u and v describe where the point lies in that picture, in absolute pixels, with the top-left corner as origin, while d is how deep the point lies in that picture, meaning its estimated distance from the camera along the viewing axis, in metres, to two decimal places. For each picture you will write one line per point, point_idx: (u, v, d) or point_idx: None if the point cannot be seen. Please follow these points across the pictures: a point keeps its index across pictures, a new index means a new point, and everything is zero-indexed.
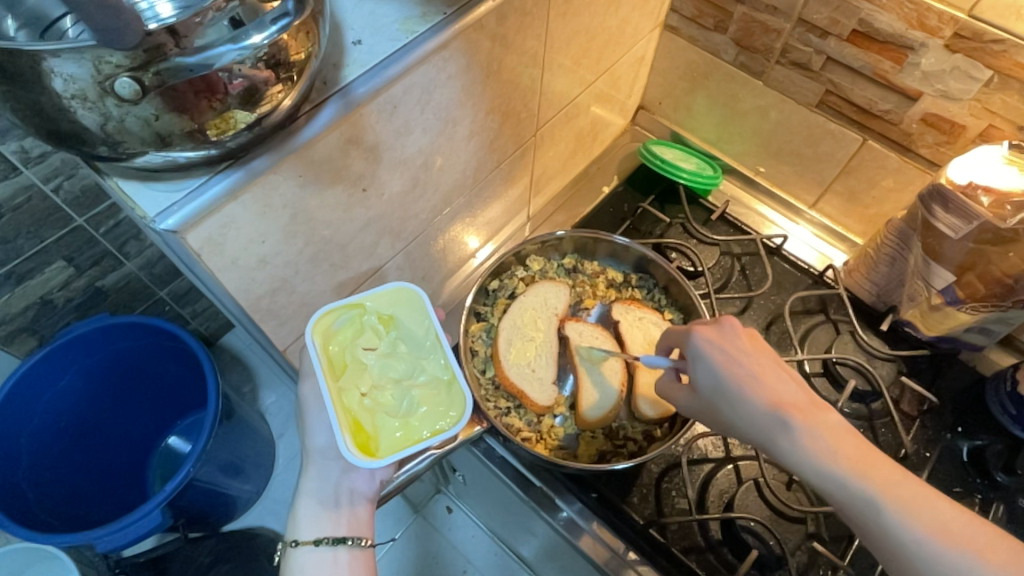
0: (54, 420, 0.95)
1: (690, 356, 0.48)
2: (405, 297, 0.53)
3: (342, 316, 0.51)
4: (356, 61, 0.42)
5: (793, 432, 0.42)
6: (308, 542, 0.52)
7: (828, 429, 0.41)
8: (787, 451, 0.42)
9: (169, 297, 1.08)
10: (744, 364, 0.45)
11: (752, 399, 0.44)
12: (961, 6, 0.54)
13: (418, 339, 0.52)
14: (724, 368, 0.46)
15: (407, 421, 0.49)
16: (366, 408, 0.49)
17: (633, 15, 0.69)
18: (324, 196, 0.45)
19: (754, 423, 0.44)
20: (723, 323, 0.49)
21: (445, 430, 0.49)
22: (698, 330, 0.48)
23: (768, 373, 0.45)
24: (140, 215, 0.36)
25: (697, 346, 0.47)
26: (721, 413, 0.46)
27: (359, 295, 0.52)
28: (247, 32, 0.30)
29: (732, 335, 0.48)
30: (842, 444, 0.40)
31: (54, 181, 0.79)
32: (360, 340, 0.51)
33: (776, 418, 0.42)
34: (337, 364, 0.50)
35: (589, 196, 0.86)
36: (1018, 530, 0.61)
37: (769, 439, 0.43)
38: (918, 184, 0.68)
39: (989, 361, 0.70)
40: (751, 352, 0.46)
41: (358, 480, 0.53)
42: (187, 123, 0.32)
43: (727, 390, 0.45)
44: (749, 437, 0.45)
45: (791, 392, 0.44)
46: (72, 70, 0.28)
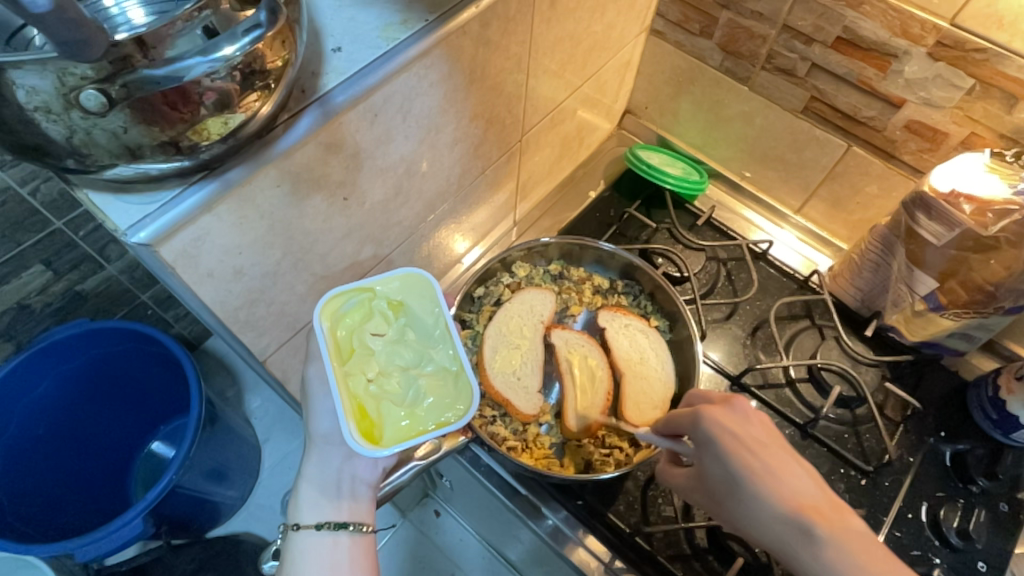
0: (32, 427, 0.93)
1: (700, 443, 0.48)
2: (416, 283, 0.50)
3: (350, 299, 0.48)
4: (335, 69, 0.42)
5: (813, 537, 0.40)
6: (310, 525, 0.49)
7: (853, 537, 0.40)
8: (809, 559, 0.40)
9: (152, 301, 1.07)
10: (757, 456, 0.45)
11: (767, 497, 0.43)
12: (943, 15, 0.54)
13: (427, 328, 0.49)
14: (734, 458, 0.45)
15: (413, 411, 0.46)
16: (373, 395, 0.45)
17: (619, 20, 0.69)
18: (303, 206, 0.44)
19: (771, 522, 0.42)
20: (733, 408, 0.48)
21: (452, 422, 0.46)
22: (709, 416, 0.48)
23: (782, 469, 0.44)
24: (111, 229, 0.35)
25: (708, 434, 0.47)
26: (733, 508, 0.45)
27: (368, 279, 0.49)
28: (219, 43, 0.29)
29: (745, 425, 0.47)
30: (867, 554, 0.39)
31: (31, 183, 0.77)
32: (368, 326, 0.48)
33: (796, 522, 0.41)
34: (343, 348, 0.46)
35: (576, 200, 0.86)
36: (999, 534, 0.62)
37: (787, 543, 0.41)
38: (901, 191, 0.69)
39: (971, 366, 0.71)
40: (764, 444, 0.46)
41: (362, 466, 0.51)
42: (157, 135, 0.31)
43: (738, 484, 0.44)
44: (766, 541, 0.43)
45: (808, 491, 0.43)
46: (35, 83, 0.27)
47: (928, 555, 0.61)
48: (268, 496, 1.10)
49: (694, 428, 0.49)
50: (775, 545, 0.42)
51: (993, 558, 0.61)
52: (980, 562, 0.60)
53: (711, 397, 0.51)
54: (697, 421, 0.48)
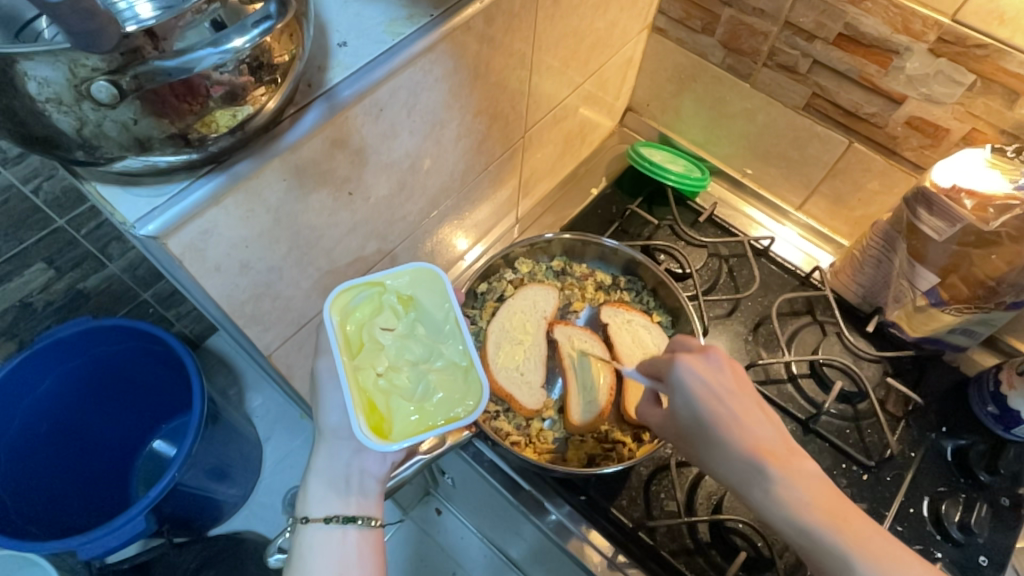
0: (34, 424, 0.93)
1: (671, 385, 0.47)
2: (426, 278, 0.50)
3: (361, 294, 0.48)
4: (341, 64, 0.42)
5: (769, 481, 0.42)
6: (318, 519, 0.49)
7: (804, 479, 0.42)
8: (761, 498, 0.43)
9: (153, 299, 1.07)
10: (727, 404, 0.45)
11: (732, 444, 0.44)
12: (944, 11, 0.54)
13: (437, 323, 0.49)
14: (705, 407, 0.45)
15: (422, 406, 0.46)
16: (382, 389, 0.46)
17: (621, 17, 0.69)
18: (309, 200, 0.44)
19: (730, 462, 0.44)
20: (708, 354, 0.47)
21: (461, 417, 0.46)
22: (684, 363, 0.47)
23: (750, 416, 0.45)
24: (120, 221, 0.35)
25: (679, 379, 0.46)
26: (697, 444, 0.47)
27: (378, 274, 0.49)
28: (228, 35, 0.29)
29: (720, 371, 0.46)
30: (812, 492, 0.42)
31: (34, 181, 0.77)
32: (377, 320, 0.48)
33: (754, 464, 0.43)
34: (353, 342, 0.47)
35: (577, 198, 0.86)
36: (1001, 529, 0.62)
37: (742, 481, 0.44)
38: (902, 187, 0.69)
39: (972, 361, 0.71)
40: (734, 392, 0.45)
41: (371, 461, 0.51)
42: (167, 127, 0.31)
43: (706, 427, 0.45)
44: (724, 477, 0.45)
45: (770, 436, 0.44)
46: (47, 74, 0.28)
47: (931, 549, 0.61)
48: (270, 494, 1.10)
49: (669, 371, 0.48)
50: (732, 480, 0.44)
51: (995, 553, 0.61)
52: (982, 556, 0.61)
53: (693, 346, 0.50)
54: (671, 364, 0.47)
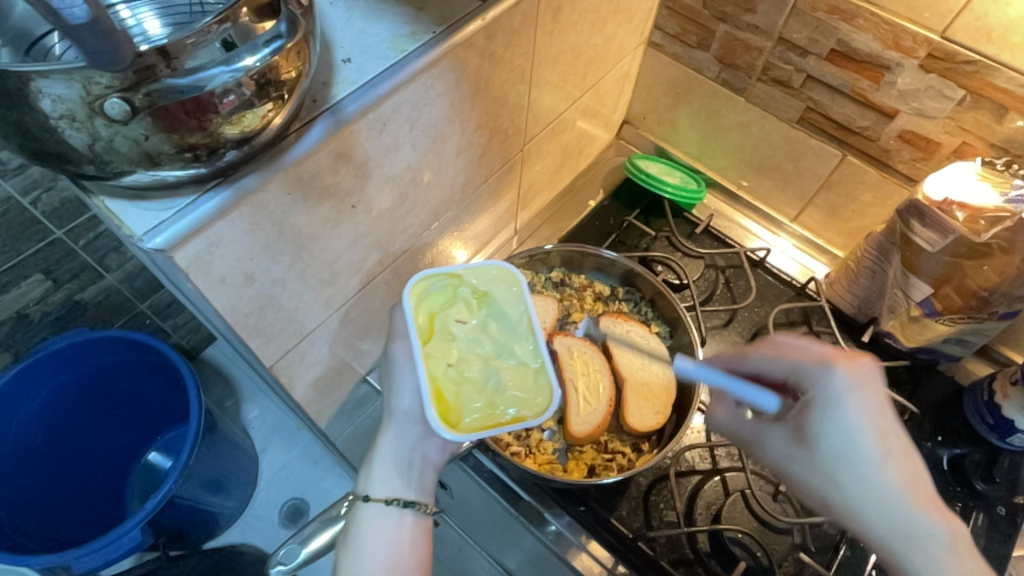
0: (29, 437, 0.92)
1: (824, 404, 0.41)
2: (502, 279, 0.52)
3: (438, 282, 0.50)
4: (346, 80, 0.43)
5: (935, 539, 0.38)
6: (379, 499, 0.49)
7: (966, 543, 0.39)
8: (927, 562, 0.38)
9: (150, 310, 1.07)
10: (892, 439, 0.40)
11: (901, 495, 0.39)
12: (934, 28, 0.56)
13: (511, 321, 0.50)
14: (866, 438, 0.40)
15: (495, 402, 0.47)
16: (451, 379, 0.47)
17: (618, 33, 0.70)
18: (312, 213, 0.45)
19: (893, 518, 0.39)
20: (865, 364, 0.42)
21: (531, 418, 0.46)
22: (850, 380, 0.41)
23: (910, 456, 0.40)
24: (128, 235, 0.36)
25: (848, 407, 0.40)
26: (835, 484, 0.41)
27: (457, 267, 0.51)
28: (240, 54, 0.30)
29: (881, 390, 0.41)
30: (974, 560, 0.38)
31: (32, 193, 0.78)
32: (451, 311, 0.50)
33: (923, 524, 0.39)
34: (426, 331, 0.48)
35: (575, 210, 0.87)
36: (997, 538, 0.63)
37: (902, 540, 0.39)
38: (896, 199, 0.70)
39: (966, 371, 0.72)
40: (899, 427, 0.41)
41: (432, 448, 0.52)
42: (176, 143, 0.32)
43: (863, 462, 0.40)
44: (874, 532, 0.40)
45: (928, 486, 0.41)
46: (60, 92, 0.28)
47: None
48: (266, 506, 1.10)
49: (820, 383, 0.42)
50: (888, 538, 0.39)
51: (990, 561, 0.61)
52: None
53: (821, 346, 0.44)
54: (825, 376, 0.41)
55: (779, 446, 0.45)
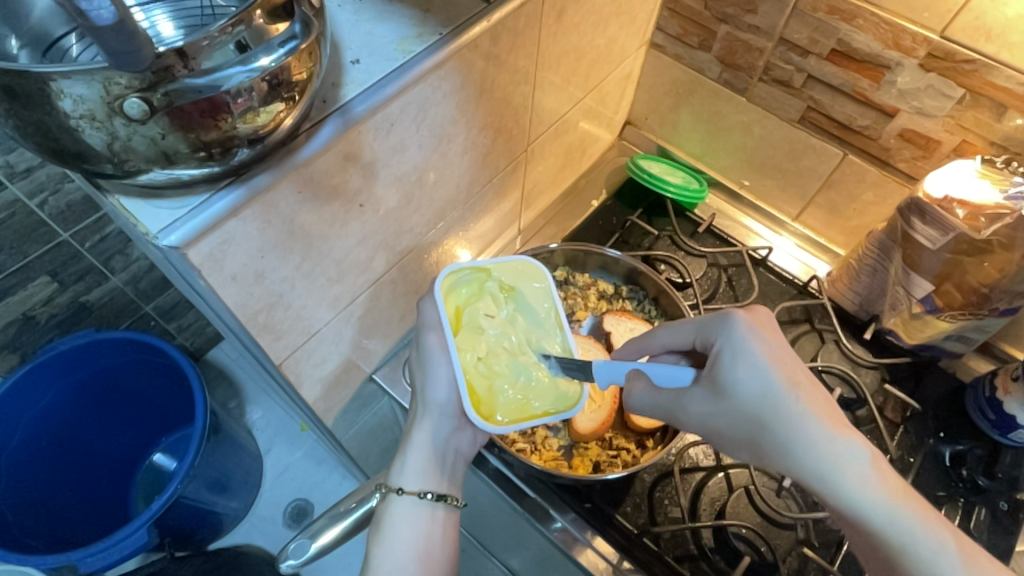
0: (35, 438, 0.93)
1: (731, 352, 0.42)
2: (526, 276, 0.58)
3: (465, 277, 0.55)
4: (354, 80, 0.43)
5: (858, 459, 0.37)
6: (412, 492, 0.51)
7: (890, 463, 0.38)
8: (856, 485, 0.37)
9: (155, 312, 1.07)
10: (794, 368, 0.41)
11: (816, 420, 0.39)
12: (933, 28, 0.56)
13: (538, 318, 0.56)
14: (776, 370, 0.40)
15: (526, 394, 0.53)
16: (482, 372, 0.53)
17: (620, 34, 0.71)
18: (321, 212, 0.45)
19: (817, 445, 0.38)
20: (761, 314, 0.45)
21: (561, 412, 0.53)
22: (744, 318, 0.43)
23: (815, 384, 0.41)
24: (143, 232, 0.37)
25: (750, 344, 0.42)
26: (760, 423, 0.40)
27: (485, 263, 0.56)
28: (256, 54, 0.31)
29: (776, 333, 0.43)
30: (901, 479, 0.38)
31: (39, 196, 0.79)
32: (480, 305, 0.55)
33: (844, 446, 0.38)
34: (459, 324, 0.53)
35: (578, 210, 0.88)
36: (999, 534, 0.63)
37: (828, 465, 0.38)
38: (896, 198, 0.71)
39: (968, 368, 0.73)
40: (799, 361, 0.42)
41: (463, 441, 0.54)
42: (193, 141, 0.32)
43: (775, 394, 0.40)
44: (802, 467, 0.39)
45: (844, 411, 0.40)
46: (81, 92, 0.29)
47: None
48: (271, 507, 1.10)
49: (723, 335, 0.43)
50: (815, 469, 0.38)
51: (992, 557, 0.62)
52: None
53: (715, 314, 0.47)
54: (729, 327, 0.43)
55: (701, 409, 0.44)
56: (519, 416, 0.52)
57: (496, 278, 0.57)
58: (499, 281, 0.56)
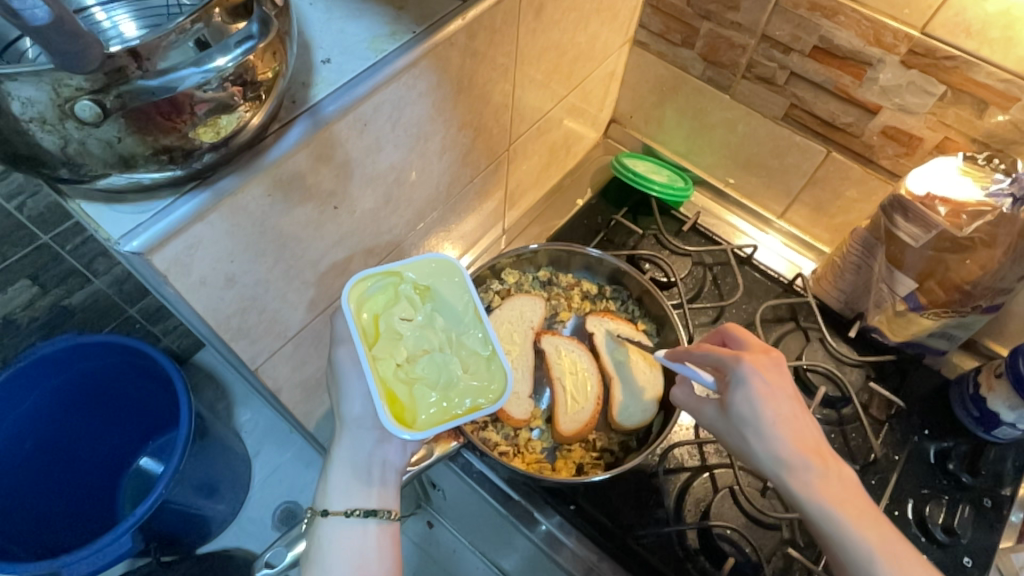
0: (16, 443, 0.92)
1: (732, 385, 0.47)
2: (444, 270, 0.52)
3: (376, 283, 0.49)
4: (325, 80, 0.42)
5: (810, 475, 0.44)
6: (339, 512, 0.48)
7: (842, 484, 0.44)
8: (807, 495, 0.44)
9: (140, 314, 1.06)
10: (779, 403, 0.45)
11: (780, 444, 0.45)
12: (914, 25, 0.56)
13: (457, 313, 0.51)
14: (763, 405, 0.45)
15: (448, 396, 0.47)
16: (402, 379, 0.47)
17: (602, 31, 0.70)
18: (293, 214, 0.44)
19: (778, 461, 0.45)
20: (768, 358, 0.48)
21: (486, 408, 0.47)
22: (750, 363, 0.46)
23: (799, 417, 0.46)
24: (104, 237, 0.36)
25: (747, 382, 0.46)
26: (745, 441, 0.46)
27: (396, 264, 0.50)
28: (211, 55, 0.30)
29: (780, 374, 0.47)
30: (846, 497, 0.44)
31: (17, 198, 0.77)
32: (395, 310, 0.49)
33: (801, 463, 0.44)
34: (370, 332, 0.48)
35: (563, 209, 0.87)
36: (985, 531, 0.63)
37: (788, 478, 0.45)
38: (880, 195, 0.70)
39: (952, 365, 0.73)
40: (789, 393, 0.46)
41: (392, 451, 0.51)
42: (151, 144, 0.31)
43: (761, 424, 0.45)
44: (769, 473, 0.46)
45: (815, 433, 0.46)
46: (30, 94, 0.28)
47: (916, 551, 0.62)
48: (259, 510, 1.09)
49: (729, 366, 0.47)
50: (779, 479, 0.45)
51: (977, 553, 0.62)
52: (967, 557, 0.61)
53: (749, 342, 0.51)
54: (733, 363, 0.47)
55: (715, 420, 0.49)
56: (442, 419, 0.47)
57: (410, 279, 0.51)
58: (414, 281, 0.51)
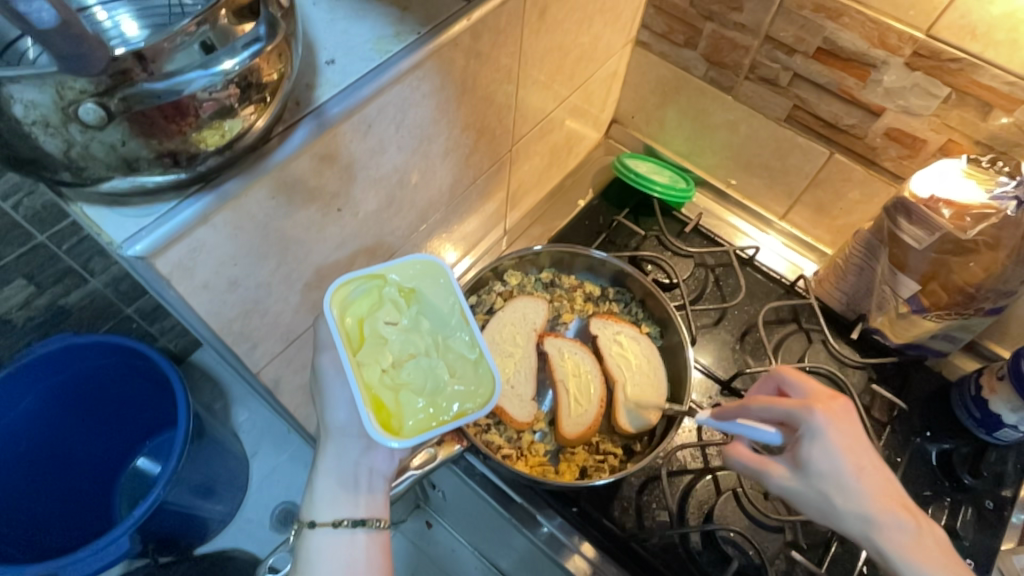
0: (13, 444, 0.91)
1: (807, 439, 0.46)
2: (428, 272, 0.51)
3: (360, 286, 0.49)
4: (329, 81, 0.42)
5: (900, 529, 0.44)
6: (325, 523, 0.48)
7: (928, 535, 0.44)
8: (899, 552, 0.44)
9: (137, 314, 1.05)
10: (857, 454, 0.46)
11: (867, 498, 0.45)
12: (919, 26, 0.56)
13: (442, 316, 0.50)
14: (845, 457, 0.45)
15: (434, 400, 0.47)
16: (388, 385, 0.46)
17: (605, 32, 0.70)
18: (296, 216, 0.44)
19: (865, 517, 0.44)
20: (840, 407, 0.48)
21: (474, 411, 0.47)
22: (826, 414, 0.46)
23: (877, 468, 0.46)
24: (107, 241, 0.35)
25: (826, 435, 0.45)
26: (830, 501, 0.45)
27: (379, 267, 0.50)
28: (218, 57, 0.29)
29: (853, 423, 0.47)
30: (934, 550, 0.44)
31: (14, 198, 0.76)
32: (379, 314, 0.49)
33: (888, 518, 0.44)
34: (354, 337, 0.47)
35: (565, 210, 0.87)
36: (986, 533, 0.63)
37: (878, 537, 0.44)
38: (883, 196, 0.70)
39: (954, 366, 0.73)
40: (865, 445, 0.46)
41: (380, 459, 0.50)
42: (155, 148, 0.31)
43: (842, 478, 0.45)
44: (855, 532, 0.45)
45: (894, 486, 0.46)
46: (33, 97, 0.27)
47: None
48: (257, 510, 1.09)
49: (801, 419, 0.47)
50: (867, 538, 0.45)
51: (978, 555, 0.62)
52: (968, 559, 0.62)
53: (809, 389, 0.50)
54: (807, 415, 0.46)
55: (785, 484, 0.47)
56: (429, 426, 0.46)
57: (394, 282, 0.50)
58: (398, 284, 0.50)
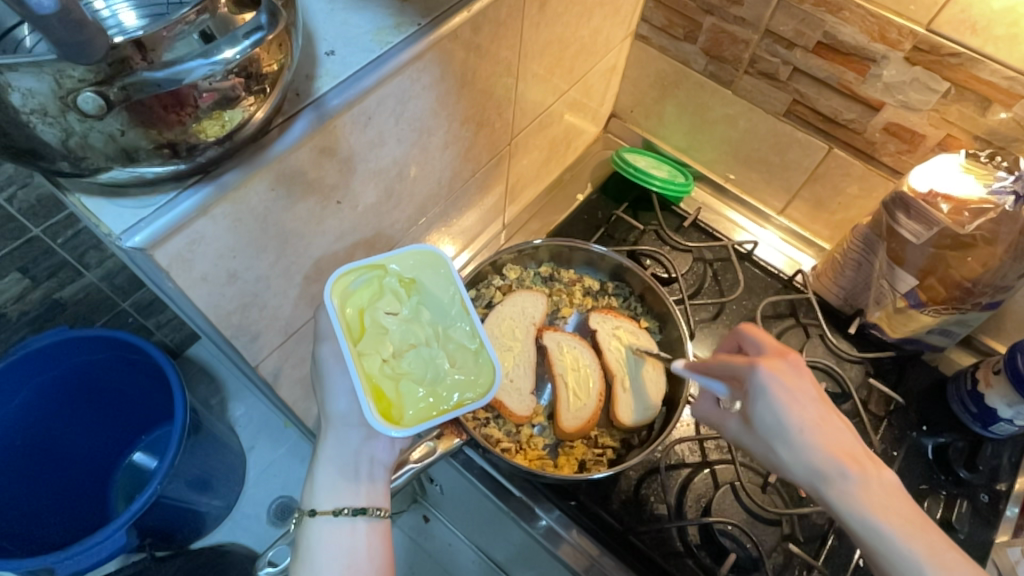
0: (8, 438, 0.90)
1: (750, 392, 0.45)
2: (428, 263, 0.52)
3: (361, 276, 0.49)
4: (329, 73, 0.42)
5: (844, 480, 0.41)
6: (326, 512, 0.48)
7: (883, 486, 0.41)
8: (842, 501, 0.41)
9: (132, 308, 1.05)
10: (803, 407, 0.43)
11: (811, 449, 0.42)
12: (919, 21, 0.56)
13: (443, 306, 0.50)
14: (786, 409, 0.43)
15: (434, 390, 0.47)
16: (388, 375, 0.46)
17: (604, 25, 0.69)
18: (296, 208, 0.44)
19: (808, 466, 0.42)
20: (788, 361, 0.45)
21: (473, 401, 0.47)
22: (764, 366, 0.44)
23: (828, 420, 0.43)
24: (105, 232, 0.35)
25: (764, 386, 0.44)
26: (775, 450, 0.44)
27: (379, 257, 0.50)
28: (220, 46, 0.29)
29: (799, 375, 0.44)
30: (890, 503, 0.40)
31: (8, 190, 0.75)
32: (380, 304, 0.49)
33: (834, 468, 0.41)
34: (355, 327, 0.47)
35: (563, 204, 0.87)
36: (981, 526, 0.64)
37: (822, 485, 0.42)
38: (881, 191, 0.70)
39: (949, 361, 0.73)
40: (814, 397, 0.44)
41: (380, 448, 0.50)
42: (154, 138, 0.31)
43: (786, 430, 0.43)
44: (802, 482, 0.43)
45: (849, 439, 0.43)
46: (31, 85, 0.27)
47: None
48: (254, 504, 1.09)
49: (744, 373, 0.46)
50: (814, 489, 0.43)
51: (972, 547, 0.63)
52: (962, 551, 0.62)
53: (767, 345, 0.49)
54: (747, 369, 0.45)
55: (739, 432, 0.49)
56: (429, 415, 0.46)
57: (394, 272, 0.51)
58: (399, 274, 0.51)
